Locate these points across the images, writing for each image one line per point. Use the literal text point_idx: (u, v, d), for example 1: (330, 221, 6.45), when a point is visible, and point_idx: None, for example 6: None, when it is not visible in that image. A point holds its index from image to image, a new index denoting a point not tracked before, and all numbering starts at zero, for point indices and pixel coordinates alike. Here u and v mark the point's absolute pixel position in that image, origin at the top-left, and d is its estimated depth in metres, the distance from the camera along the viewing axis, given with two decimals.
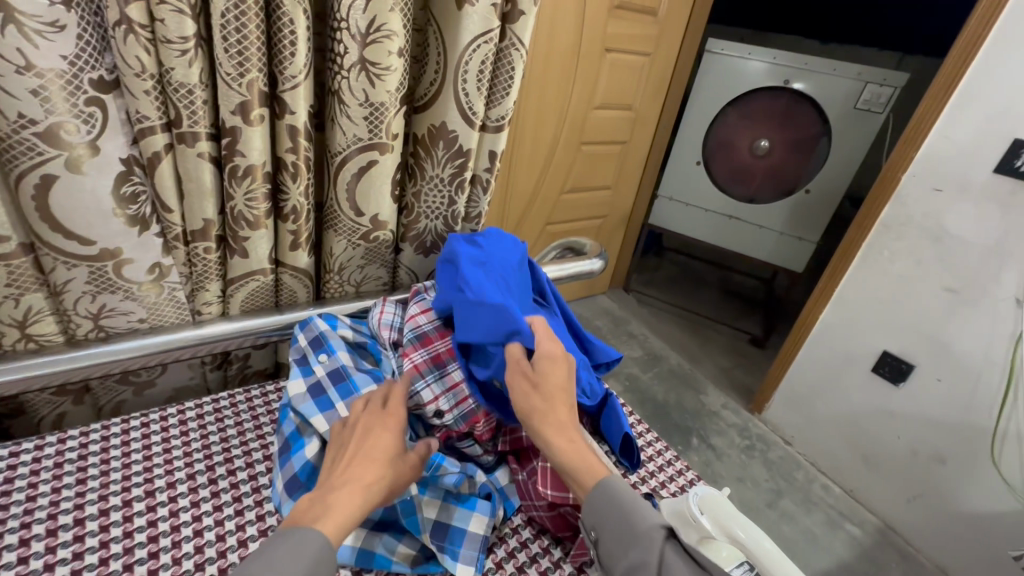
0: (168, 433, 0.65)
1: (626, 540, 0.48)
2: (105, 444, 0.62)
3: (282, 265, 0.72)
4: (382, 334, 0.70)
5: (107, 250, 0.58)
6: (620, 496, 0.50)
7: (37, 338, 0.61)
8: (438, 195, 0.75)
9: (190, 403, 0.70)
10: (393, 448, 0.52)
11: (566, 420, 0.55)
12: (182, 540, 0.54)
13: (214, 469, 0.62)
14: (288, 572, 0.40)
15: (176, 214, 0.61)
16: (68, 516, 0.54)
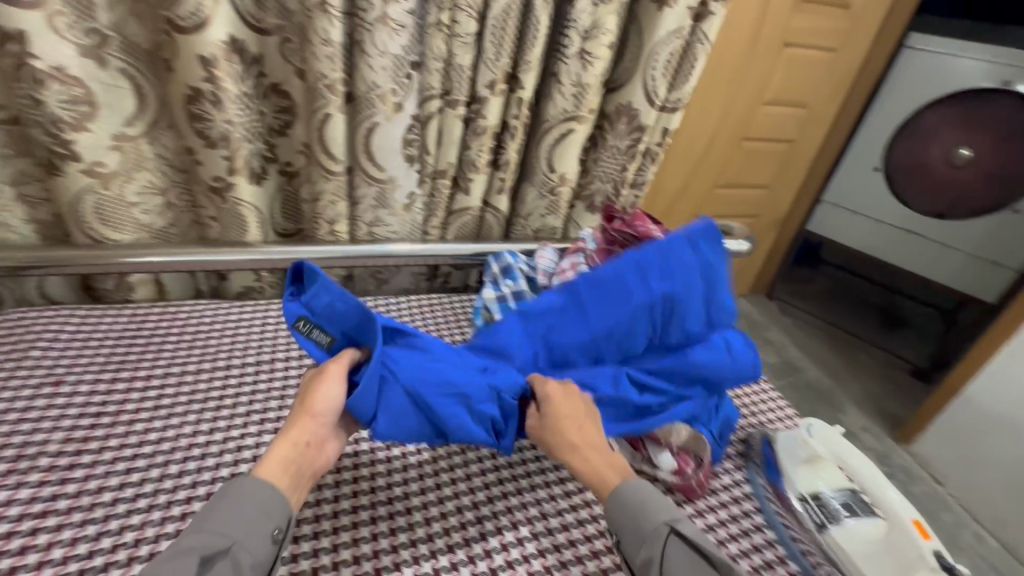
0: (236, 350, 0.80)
1: (635, 538, 0.52)
2: (194, 354, 0.78)
3: (487, 206, 0.95)
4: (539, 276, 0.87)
5: (390, 177, 0.85)
6: (636, 502, 0.54)
7: (335, 233, 0.92)
8: (613, 162, 0.91)
9: (407, 299, 0.96)
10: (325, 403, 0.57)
11: (593, 450, 0.59)
12: (232, 439, 0.68)
13: (266, 383, 0.76)
14: (239, 517, 0.48)
15: (431, 158, 0.86)
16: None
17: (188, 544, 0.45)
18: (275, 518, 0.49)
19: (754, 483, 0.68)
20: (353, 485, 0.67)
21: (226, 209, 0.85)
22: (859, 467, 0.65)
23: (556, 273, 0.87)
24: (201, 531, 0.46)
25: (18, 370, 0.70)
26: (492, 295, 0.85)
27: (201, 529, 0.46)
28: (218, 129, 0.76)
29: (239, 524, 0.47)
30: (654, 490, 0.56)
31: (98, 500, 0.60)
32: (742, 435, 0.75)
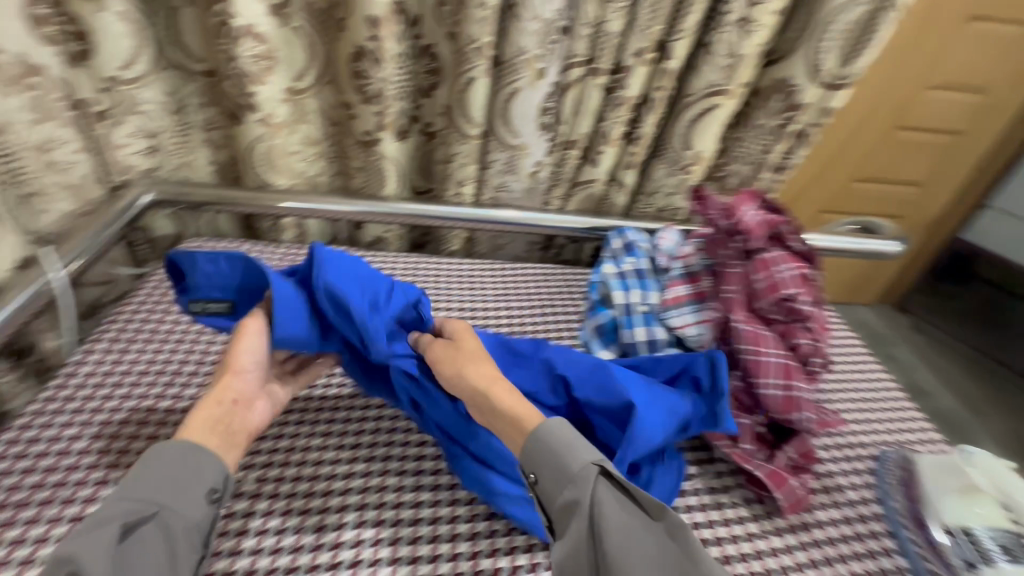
0: None
1: (560, 478, 0.50)
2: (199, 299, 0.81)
3: (613, 180, 0.94)
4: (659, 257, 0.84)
5: (522, 143, 0.86)
6: (560, 442, 0.52)
7: (463, 195, 0.95)
8: (758, 142, 0.85)
9: (514, 266, 0.96)
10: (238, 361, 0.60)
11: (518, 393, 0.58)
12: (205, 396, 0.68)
13: None
14: (161, 480, 0.49)
15: (564, 127, 0.86)
16: (469, 309, 0.86)
17: (111, 513, 0.46)
18: (201, 483, 0.51)
19: (884, 502, 0.65)
20: (265, 469, 0.64)
21: (371, 164, 0.92)
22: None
23: (677, 256, 0.83)
24: (124, 499, 0.47)
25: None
26: (612, 270, 0.84)
27: (123, 496, 0.47)
28: (373, 88, 0.81)
29: (161, 491, 0.49)
30: (578, 433, 0.53)
31: (81, 441, 0.62)
32: (872, 451, 0.70)
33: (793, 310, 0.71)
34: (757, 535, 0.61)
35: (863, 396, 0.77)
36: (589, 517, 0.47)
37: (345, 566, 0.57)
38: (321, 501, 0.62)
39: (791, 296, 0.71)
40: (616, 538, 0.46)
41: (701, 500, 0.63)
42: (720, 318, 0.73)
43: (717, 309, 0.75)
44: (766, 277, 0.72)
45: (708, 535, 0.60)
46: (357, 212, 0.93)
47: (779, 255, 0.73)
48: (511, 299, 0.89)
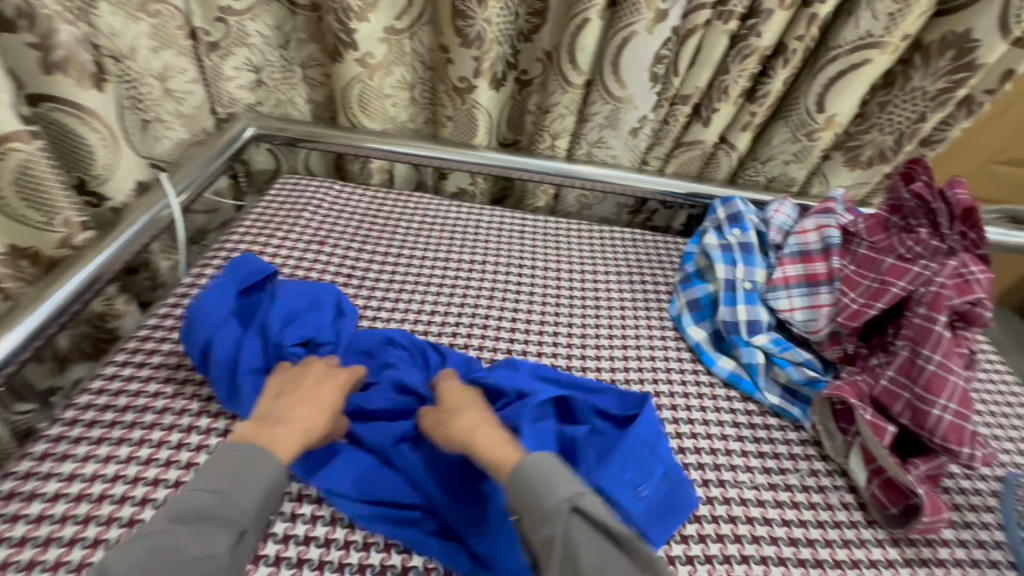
0: (351, 242, 0.83)
1: (535, 518, 0.46)
2: (298, 237, 0.83)
3: (723, 142, 0.85)
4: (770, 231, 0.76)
5: (628, 96, 0.79)
6: (538, 477, 0.48)
7: (555, 149, 0.90)
8: (908, 109, 0.73)
9: (603, 229, 0.91)
10: (330, 400, 0.59)
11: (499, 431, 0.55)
12: None
13: (373, 284, 0.78)
14: (249, 493, 0.48)
15: (678, 80, 0.78)
16: (484, 279, 0.80)
17: (207, 513, 0.46)
18: (277, 500, 0.51)
19: (1010, 531, 0.57)
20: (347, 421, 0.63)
21: (461, 111, 0.88)
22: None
23: (793, 232, 0.76)
24: (207, 495, 0.46)
25: (295, 227, 0.84)
26: (714, 241, 0.77)
27: (222, 493, 0.47)
28: (475, 29, 0.77)
29: (247, 510, 0.47)
30: (559, 467, 0.49)
31: (187, 365, 0.65)
32: (1000, 472, 0.62)
33: (967, 314, 0.63)
34: (855, 542, 0.56)
35: (996, 408, 0.68)
36: (564, 556, 0.43)
37: None
38: None
39: (976, 301, 0.62)
40: None
41: (795, 497, 0.59)
42: (868, 311, 0.65)
43: (854, 293, 0.66)
44: (952, 276, 0.63)
45: (799, 535, 0.56)
46: (450, 159, 0.90)
47: (969, 255, 0.64)
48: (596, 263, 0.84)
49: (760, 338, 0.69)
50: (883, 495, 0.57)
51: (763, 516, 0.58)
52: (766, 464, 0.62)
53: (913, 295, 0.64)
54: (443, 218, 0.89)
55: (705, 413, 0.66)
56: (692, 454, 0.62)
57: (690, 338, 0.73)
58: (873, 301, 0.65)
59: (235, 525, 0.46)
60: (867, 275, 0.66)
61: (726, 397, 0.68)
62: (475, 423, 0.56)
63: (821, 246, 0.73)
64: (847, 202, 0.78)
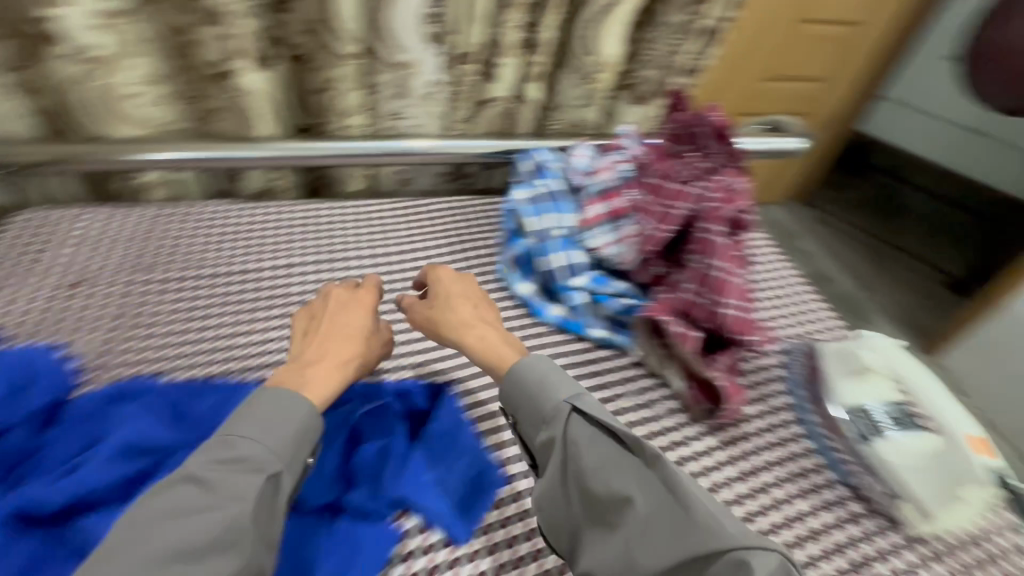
0: (126, 276, 0.71)
1: (535, 416, 0.54)
2: (52, 285, 0.68)
3: (519, 97, 0.85)
4: (574, 176, 0.80)
5: (409, 60, 0.76)
6: (534, 381, 0.55)
7: (352, 127, 0.84)
8: (667, 41, 0.82)
9: (423, 203, 0.88)
10: (362, 328, 0.61)
11: (493, 323, 0.64)
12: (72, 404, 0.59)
13: (163, 318, 0.68)
14: (277, 432, 0.49)
15: (455, 38, 0.76)
16: (243, 291, 0.72)
17: (229, 461, 0.46)
18: (307, 449, 0.51)
19: (794, 393, 0.68)
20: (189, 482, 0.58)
21: (230, 100, 0.77)
22: (922, 390, 0.63)
23: (592, 172, 0.80)
24: (242, 437, 0.48)
25: (44, 273, 0.69)
26: (524, 195, 0.79)
27: (245, 438, 0.48)
28: (212, 2, 0.67)
29: (276, 456, 0.48)
30: (556, 369, 0.57)
31: None
32: (782, 346, 0.73)
33: (740, 221, 0.72)
34: (682, 442, 0.63)
35: (778, 291, 0.80)
36: (566, 458, 0.51)
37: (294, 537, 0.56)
38: None
39: (743, 209, 0.71)
40: (592, 473, 0.49)
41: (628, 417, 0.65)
42: (664, 234, 0.70)
43: (650, 220, 0.72)
44: (723, 190, 0.71)
45: None
46: (235, 156, 0.79)
47: (731, 170, 0.74)
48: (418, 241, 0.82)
49: (578, 279, 0.73)
50: (697, 393, 0.65)
51: None
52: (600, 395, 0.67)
53: (698, 213, 0.70)
54: (240, 225, 0.80)
55: (542, 364, 0.70)
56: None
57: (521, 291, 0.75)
58: (668, 224, 0.70)
59: (268, 469, 0.47)
60: (657, 202, 0.72)
61: (559, 343, 0.72)
62: (473, 320, 0.63)
63: (615, 181, 0.78)
64: (636, 135, 0.84)
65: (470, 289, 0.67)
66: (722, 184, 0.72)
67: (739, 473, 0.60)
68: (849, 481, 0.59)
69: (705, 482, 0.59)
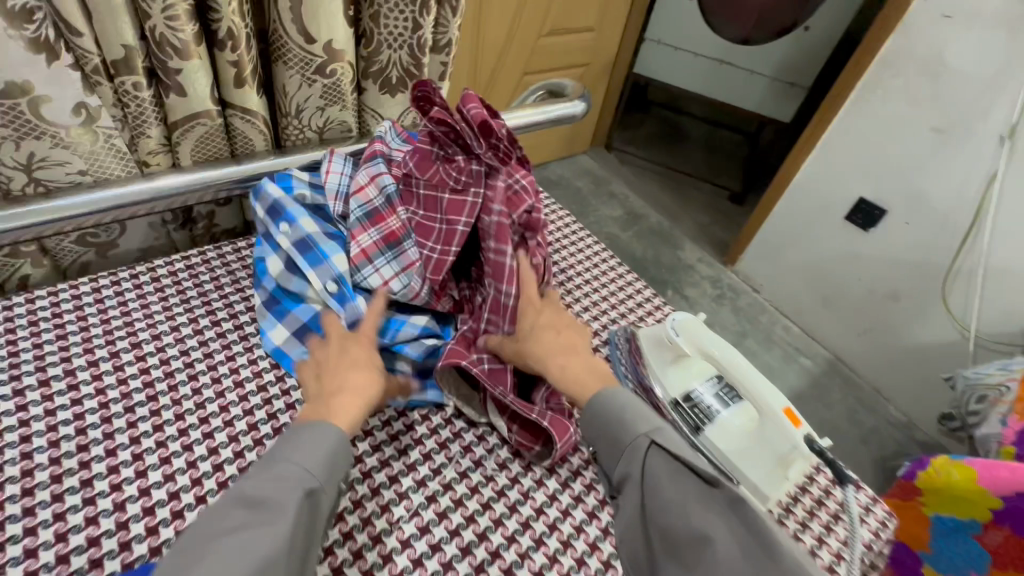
0: None
1: (614, 451, 0.49)
2: None
3: (231, 108, 0.65)
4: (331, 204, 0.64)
5: (18, 84, 0.50)
6: (612, 412, 0.50)
7: None
8: (399, 17, 0.67)
9: (158, 272, 0.68)
10: (368, 358, 0.54)
11: (359, 350, 0.54)
12: None
13: None
14: (312, 463, 0.45)
15: (89, 41, 0.52)
16: None
17: (272, 483, 0.43)
18: (346, 467, 0.48)
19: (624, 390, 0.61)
20: None
21: None
22: (722, 357, 0.57)
23: (350, 193, 0.63)
24: (287, 461, 0.45)
25: None
26: (278, 263, 0.64)
27: (287, 459, 0.45)
28: None
29: (317, 469, 0.45)
30: (633, 399, 0.51)
31: None
32: (604, 335, 0.68)
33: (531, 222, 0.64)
34: (520, 501, 0.55)
35: (590, 275, 0.76)
36: (646, 488, 0.46)
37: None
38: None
39: (530, 208, 0.64)
40: (669, 501, 0.44)
41: (456, 492, 0.54)
42: (447, 258, 0.61)
43: (431, 242, 0.62)
44: (505, 193, 0.63)
45: (469, 537, 0.51)
46: None
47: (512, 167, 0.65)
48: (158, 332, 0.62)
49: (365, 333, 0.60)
50: (525, 433, 0.58)
51: (428, 544, 0.50)
52: (420, 477, 0.55)
53: (482, 226, 0.62)
54: None
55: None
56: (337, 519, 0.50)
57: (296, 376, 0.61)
58: (448, 245, 0.61)
59: (308, 485, 0.44)
60: (434, 218, 0.62)
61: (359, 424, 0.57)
62: (359, 356, 0.54)
63: (384, 202, 0.63)
64: (399, 129, 0.72)
65: (556, 317, 0.59)
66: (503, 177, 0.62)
67: (588, 513, 0.55)
68: None
69: (554, 541, 0.52)
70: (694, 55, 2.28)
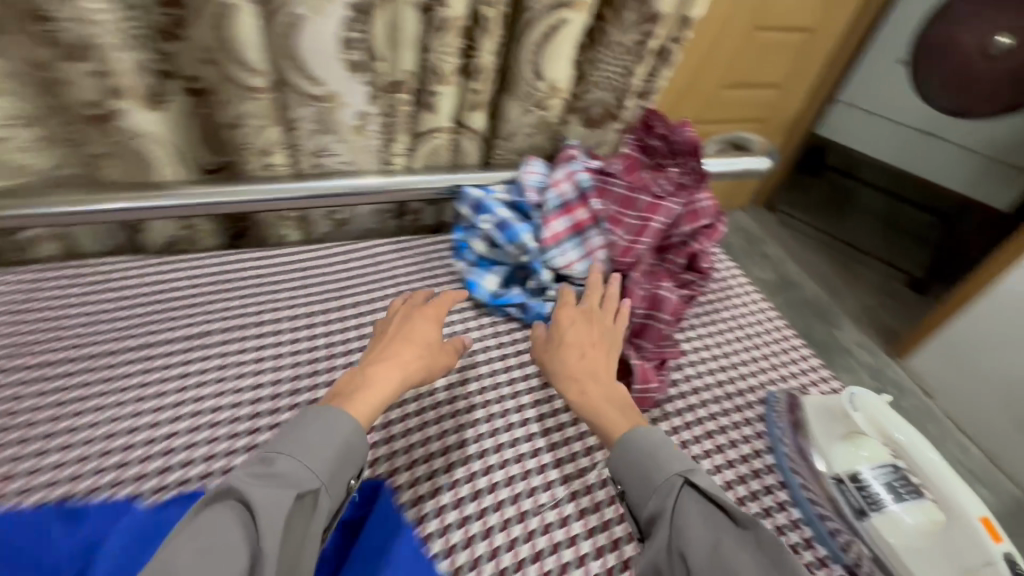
0: (64, 323, 0.65)
1: (645, 488, 0.50)
2: None
3: (461, 126, 0.77)
4: (529, 195, 0.75)
5: (330, 92, 0.66)
6: (647, 450, 0.52)
7: (274, 167, 0.73)
8: (617, 64, 0.74)
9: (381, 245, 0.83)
10: (426, 339, 0.61)
11: (416, 334, 0.61)
12: (30, 441, 0.56)
13: (110, 372, 0.62)
14: (317, 458, 0.48)
15: (383, 65, 0.67)
16: (205, 334, 0.68)
17: (259, 485, 0.45)
18: (353, 467, 0.51)
19: (776, 452, 0.62)
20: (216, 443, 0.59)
21: (119, 145, 0.65)
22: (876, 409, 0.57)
23: (549, 186, 0.74)
24: (284, 457, 0.48)
25: None
26: (482, 243, 0.75)
27: (285, 455, 0.48)
28: (74, 33, 0.54)
29: (314, 469, 0.48)
30: (668, 442, 0.53)
31: None
32: (761, 394, 0.68)
33: (703, 233, 0.75)
34: None
35: (749, 332, 0.76)
36: (672, 529, 0.47)
37: None
38: (268, 420, 0.62)
39: (706, 225, 0.74)
40: (696, 546, 0.45)
41: (595, 497, 0.58)
42: (637, 248, 0.71)
43: (621, 232, 0.71)
44: (687, 203, 0.73)
45: (579, 529, 0.56)
46: (143, 209, 0.68)
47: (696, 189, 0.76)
48: (375, 288, 0.77)
49: (550, 293, 0.72)
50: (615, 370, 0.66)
51: (542, 524, 0.55)
52: (550, 476, 0.59)
53: (668, 228, 0.72)
54: (185, 269, 0.74)
55: (498, 437, 0.61)
56: (496, 492, 0.57)
57: (501, 312, 0.73)
58: (639, 239, 0.71)
59: (304, 484, 0.47)
60: (628, 214, 0.72)
61: (518, 416, 0.64)
62: (414, 339, 0.60)
63: (576, 199, 0.73)
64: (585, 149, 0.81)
65: (586, 334, 0.62)
66: (688, 201, 0.74)
67: None
68: (844, 560, 0.54)
69: None
70: (896, 124, 2.08)
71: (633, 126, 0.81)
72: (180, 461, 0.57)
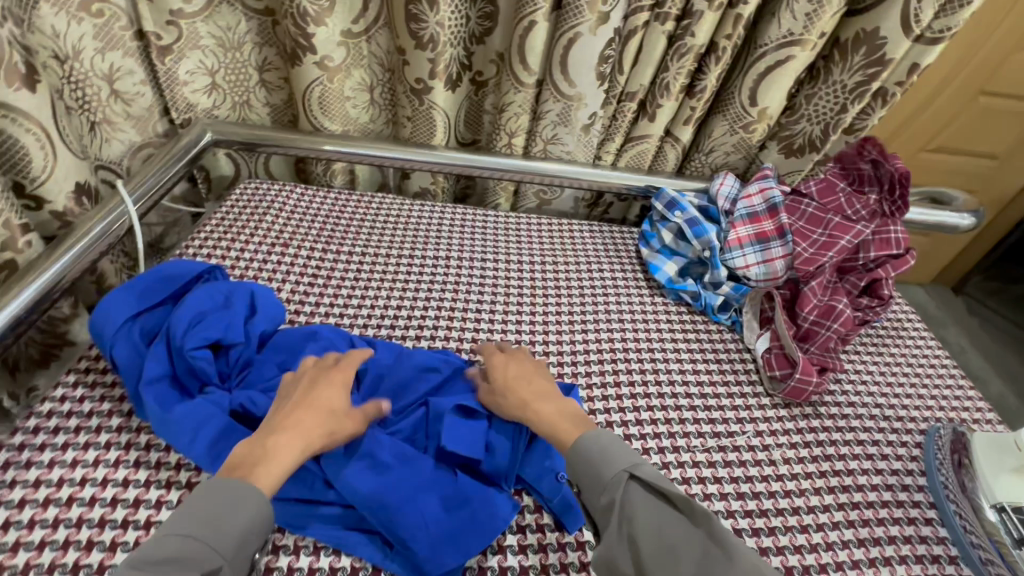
0: (361, 222, 0.90)
1: (596, 486, 0.49)
2: (296, 223, 0.88)
3: (669, 136, 0.91)
4: (720, 201, 0.85)
5: (579, 94, 0.83)
6: (597, 453, 0.51)
7: (513, 146, 0.93)
8: (831, 100, 0.82)
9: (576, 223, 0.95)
10: (335, 402, 0.56)
11: (321, 396, 0.56)
12: (339, 290, 0.79)
13: (388, 259, 0.84)
14: (232, 527, 0.44)
15: (623, 78, 0.83)
16: (451, 251, 0.87)
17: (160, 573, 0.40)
18: (261, 537, 0.46)
19: (930, 476, 0.66)
20: (454, 327, 0.76)
21: (419, 112, 0.89)
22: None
23: (740, 198, 0.84)
24: (183, 537, 0.42)
25: (265, 219, 0.87)
26: (669, 234, 0.87)
27: (181, 539, 0.42)
28: (428, 32, 0.78)
29: (221, 547, 0.43)
30: (615, 439, 0.53)
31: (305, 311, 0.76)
32: (924, 427, 0.72)
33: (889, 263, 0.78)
34: (795, 493, 0.63)
35: (919, 370, 0.78)
36: (621, 519, 0.47)
37: (528, 330, 0.77)
38: (487, 323, 0.77)
39: (894, 254, 0.78)
40: (646, 534, 0.45)
41: (742, 455, 0.66)
42: (820, 260, 0.76)
43: (805, 245, 0.78)
44: (877, 231, 0.78)
45: (723, 474, 0.64)
46: (414, 159, 0.90)
47: (890, 219, 0.79)
48: (578, 251, 0.90)
49: (723, 288, 0.81)
50: (776, 359, 0.73)
51: (692, 459, 0.65)
52: (702, 428, 0.68)
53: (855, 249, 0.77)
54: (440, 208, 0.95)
55: (661, 387, 0.72)
56: (656, 425, 0.67)
57: (674, 296, 0.84)
58: (823, 252, 0.77)
59: (209, 566, 0.42)
60: (815, 230, 0.79)
61: (680, 375, 0.74)
62: (322, 403, 0.55)
63: (766, 210, 0.82)
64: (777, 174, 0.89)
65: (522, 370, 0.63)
66: (879, 229, 0.78)
67: (858, 538, 0.60)
68: None
69: (817, 537, 0.59)
70: None
71: (845, 155, 0.84)
72: (425, 336, 0.75)
